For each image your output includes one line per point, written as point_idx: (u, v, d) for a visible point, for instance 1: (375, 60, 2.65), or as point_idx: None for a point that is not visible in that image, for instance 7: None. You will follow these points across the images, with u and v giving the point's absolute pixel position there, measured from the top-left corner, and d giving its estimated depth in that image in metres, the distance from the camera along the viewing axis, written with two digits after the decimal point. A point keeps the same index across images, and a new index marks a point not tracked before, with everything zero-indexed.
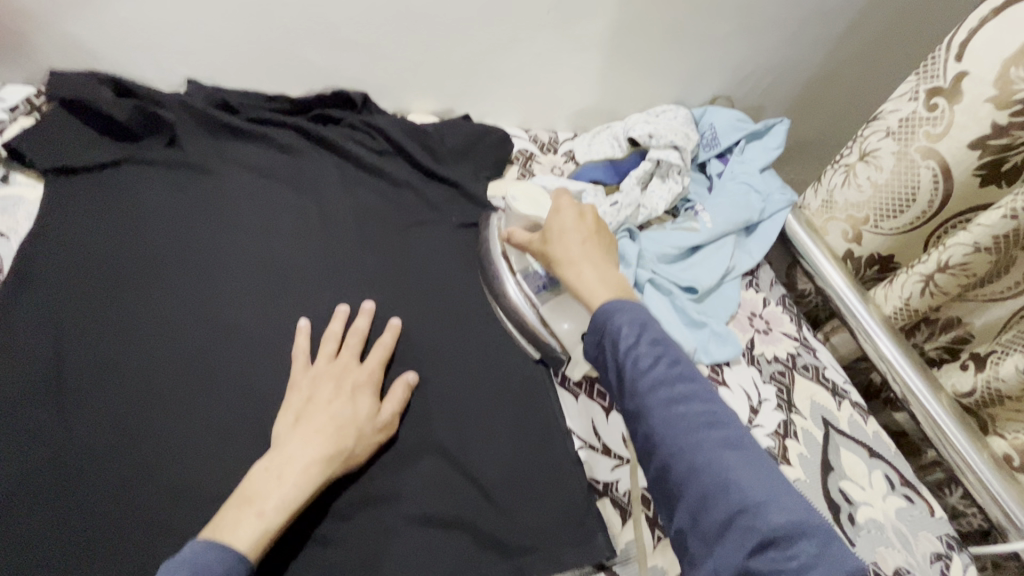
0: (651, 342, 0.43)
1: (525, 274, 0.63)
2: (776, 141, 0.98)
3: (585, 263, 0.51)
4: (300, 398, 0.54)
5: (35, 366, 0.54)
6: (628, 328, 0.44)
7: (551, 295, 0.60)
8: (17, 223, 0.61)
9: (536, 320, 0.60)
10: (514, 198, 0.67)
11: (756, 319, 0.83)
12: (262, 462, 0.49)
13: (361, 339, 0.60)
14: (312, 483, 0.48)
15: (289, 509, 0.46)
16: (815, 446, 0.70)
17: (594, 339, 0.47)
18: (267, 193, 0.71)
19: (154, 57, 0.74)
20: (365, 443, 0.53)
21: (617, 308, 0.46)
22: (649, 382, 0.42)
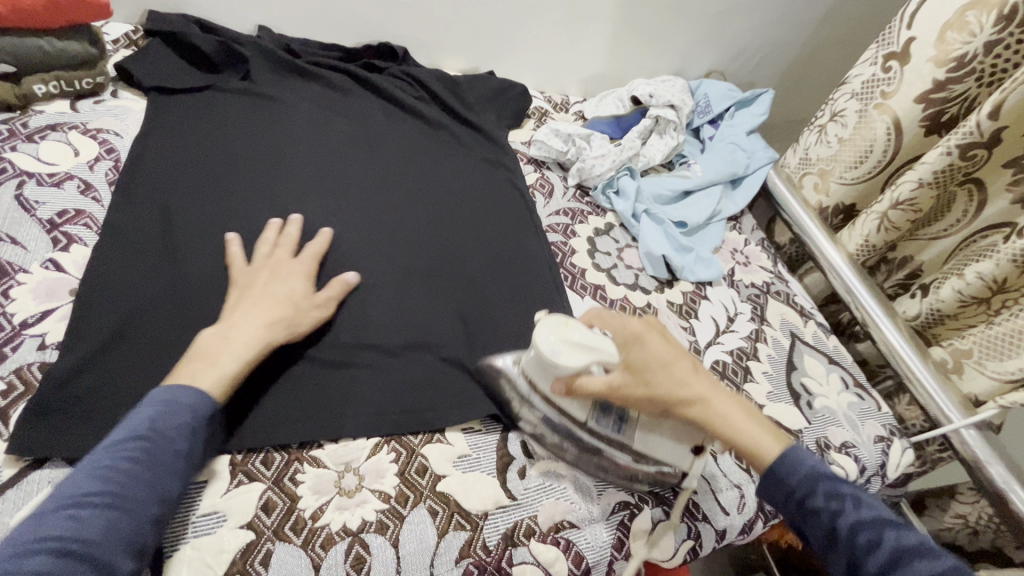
0: (868, 520, 0.48)
1: (593, 418, 0.56)
2: (762, 108, 1.12)
3: (718, 399, 0.55)
4: (238, 285, 0.59)
5: (144, 220, 0.63)
6: (826, 495, 0.50)
7: (633, 430, 0.56)
8: (128, 127, 0.72)
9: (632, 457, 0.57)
10: (554, 348, 0.53)
11: (737, 254, 0.95)
12: (210, 329, 0.55)
13: (295, 240, 0.65)
14: (256, 344, 0.54)
15: (242, 361, 0.53)
16: (782, 350, 0.83)
17: (789, 505, 0.51)
18: (324, 122, 0.84)
19: (231, 6, 0.87)
20: (304, 316, 0.59)
21: (803, 471, 0.51)
22: (878, 556, 0.45)
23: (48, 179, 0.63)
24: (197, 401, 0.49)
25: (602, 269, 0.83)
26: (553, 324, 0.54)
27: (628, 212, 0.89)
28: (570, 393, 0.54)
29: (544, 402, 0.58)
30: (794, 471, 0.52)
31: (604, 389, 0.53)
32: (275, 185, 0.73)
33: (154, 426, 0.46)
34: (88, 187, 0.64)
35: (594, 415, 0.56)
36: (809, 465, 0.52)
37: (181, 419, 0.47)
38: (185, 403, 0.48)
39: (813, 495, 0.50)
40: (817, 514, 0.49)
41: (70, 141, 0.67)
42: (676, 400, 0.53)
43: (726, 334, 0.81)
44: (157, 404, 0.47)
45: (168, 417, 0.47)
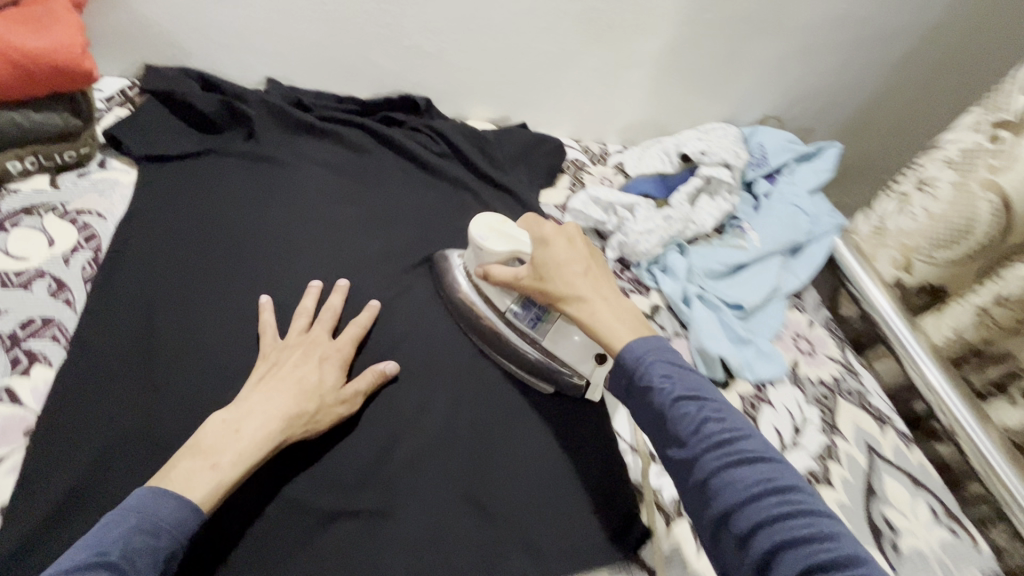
0: (689, 391, 0.45)
1: (513, 310, 0.64)
2: (826, 164, 0.99)
3: (603, 300, 0.54)
4: (266, 363, 0.55)
5: (124, 332, 0.55)
6: (659, 372, 0.47)
7: (546, 324, 0.63)
8: (113, 206, 0.63)
9: (541, 353, 0.63)
10: (482, 236, 0.63)
11: (800, 340, 0.83)
12: (221, 414, 0.50)
13: (334, 315, 0.61)
14: (266, 444, 0.49)
15: (246, 464, 0.47)
16: (858, 470, 0.70)
17: (623, 383, 0.50)
18: (334, 191, 0.75)
19: (237, 57, 0.78)
20: (328, 411, 0.54)
21: (640, 349, 0.49)
22: (688, 425, 0.44)
23: (15, 278, 0.54)
24: (183, 521, 0.42)
25: None
26: (495, 221, 0.64)
27: (677, 295, 0.78)
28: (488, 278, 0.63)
29: (479, 294, 0.66)
30: (641, 350, 0.49)
31: (507, 276, 0.60)
32: (276, 272, 0.64)
33: (128, 552, 0.39)
34: (60, 286, 0.55)
35: (513, 307, 0.64)
36: (648, 345, 0.49)
37: (157, 545, 0.40)
38: (167, 524, 0.41)
39: (644, 373, 0.47)
40: (647, 391, 0.47)
41: (45, 227, 0.59)
42: (557, 295, 0.56)
43: (793, 451, 0.69)
44: (133, 521, 0.40)
45: (142, 539, 0.40)
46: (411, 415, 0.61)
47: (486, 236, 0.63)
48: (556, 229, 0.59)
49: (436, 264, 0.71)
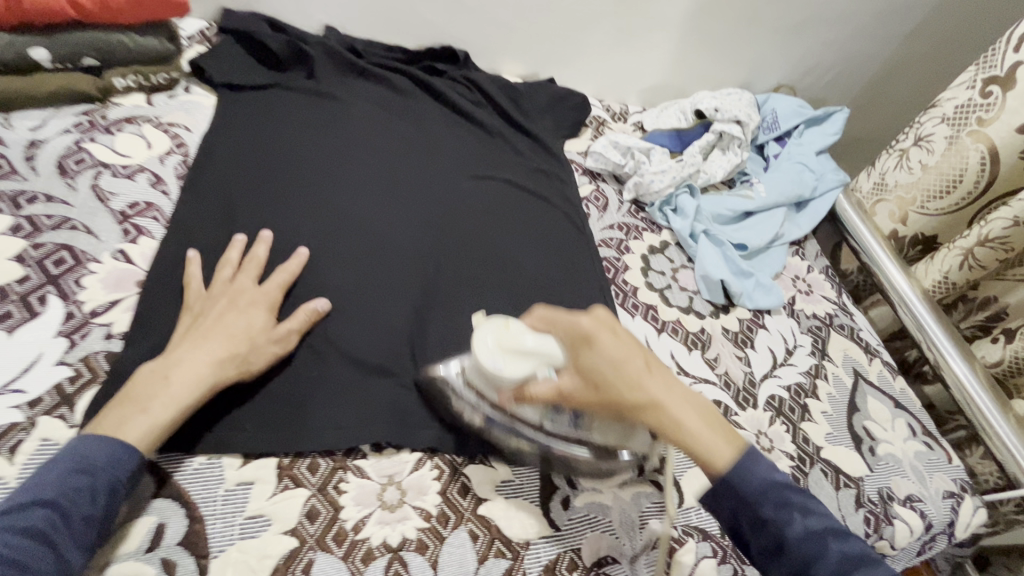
0: (814, 526, 0.44)
1: (550, 418, 0.52)
2: (834, 128, 1.06)
3: (673, 399, 0.48)
4: (191, 313, 0.54)
5: (210, 217, 0.65)
6: (779, 506, 0.45)
7: (589, 422, 0.52)
8: (198, 122, 0.74)
9: (596, 448, 0.54)
10: (494, 361, 0.50)
11: (799, 281, 0.90)
12: (149, 365, 0.49)
13: (259, 265, 0.60)
14: (197, 387, 0.48)
15: (177, 406, 0.47)
16: (843, 389, 0.77)
17: (731, 511, 0.46)
18: (383, 124, 0.84)
19: (301, 6, 0.89)
20: (261, 351, 0.53)
21: (756, 480, 0.46)
22: (826, 570, 0.42)
23: (122, 170, 0.65)
24: (117, 457, 0.43)
25: (655, 288, 0.80)
26: (493, 332, 0.51)
27: (686, 231, 0.85)
28: (520, 397, 0.50)
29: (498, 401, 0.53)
30: (751, 479, 0.46)
31: (553, 394, 0.49)
32: (333, 183, 0.74)
33: (63, 491, 0.41)
34: (159, 180, 0.66)
35: (549, 415, 0.52)
36: (762, 471, 0.47)
37: (96, 483, 0.42)
38: (102, 463, 0.43)
39: (764, 505, 0.45)
40: (767, 525, 0.44)
41: (144, 134, 0.69)
42: (626, 406, 0.47)
43: (784, 367, 0.77)
44: (68, 464, 0.42)
45: (81, 481, 0.42)
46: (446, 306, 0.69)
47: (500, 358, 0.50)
48: (591, 320, 0.48)
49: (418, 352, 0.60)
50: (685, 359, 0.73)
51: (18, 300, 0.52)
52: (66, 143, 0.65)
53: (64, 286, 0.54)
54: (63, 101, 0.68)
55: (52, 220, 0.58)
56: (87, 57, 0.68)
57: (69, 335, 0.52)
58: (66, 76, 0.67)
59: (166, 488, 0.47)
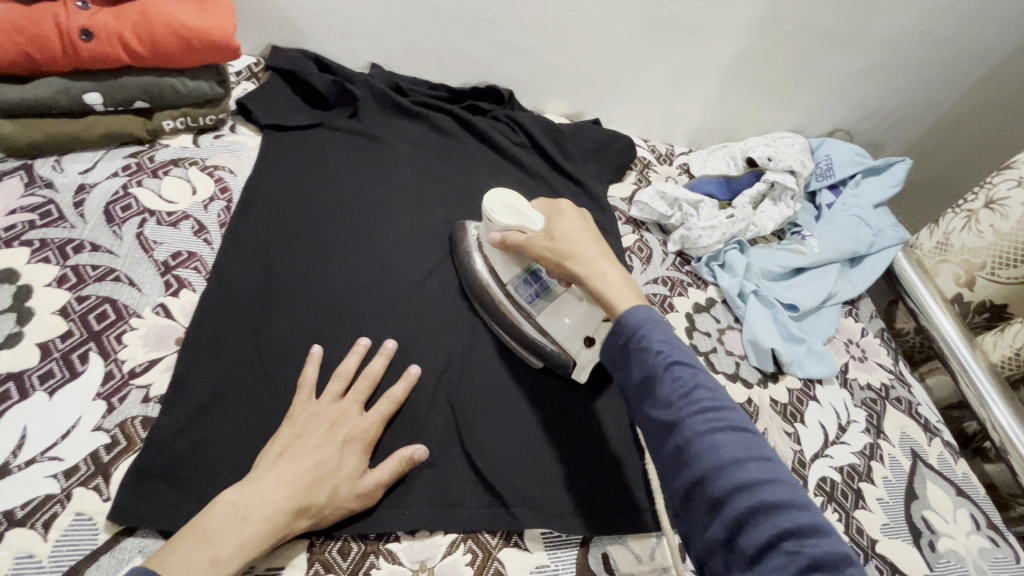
0: (680, 359, 0.48)
1: (516, 284, 0.66)
2: (894, 179, 1.00)
3: (604, 262, 0.57)
4: (290, 432, 0.51)
5: (250, 270, 0.64)
6: (657, 339, 0.49)
7: (543, 302, 0.65)
8: (242, 164, 0.73)
9: (534, 328, 0.64)
10: (494, 208, 0.64)
11: (852, 346, 0.85)
12: (234, 493, 0.46)
13: (370, 385, 0.57)
14: (270, 536, 0.45)
15: (246, 554, 0.43)
16: (901, 473, 0.72)
17: (619, 342, 0.51)
18: (424, 167, 0.82)
19: (348, 45, 0.88)
20: (337, 505, 0.48)
21: (637, 318, 0.51)
22: (677, 389, 0.46)
23: (167, 218, 0.65)
24: None
25: (700, 351, 0.76)
26: (510, 197, 0.65)
27: (734, 290, 0.81)
28: (500, 243, 0.64)
29: (484, 261, 0.69)
30: (639, 316, 0.51)
31: (523, 237, 0.62)
32: (371, 233, 0.73)
33: None
34: (201, 228, 0.65)
35: (518, 279, 0.66)
36: (647, 315, 0.51)
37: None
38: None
39: (643, 338, 0.49)
40: (642, 353, 0.49)
41: (190, 177, 0.69)
42: (566, 257, 0.58)
43: (836, 446, 0.72)
44: None
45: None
46: None
47: (499, 209, 0.64)
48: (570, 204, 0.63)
49: (456, 231, 0.73)
50: None
51: (59, 358, 0.52)
52: (115, 187, 0.65)
53: (104, 342, 0.54)
54: (113, 143, 0.68)
55: (96, 271, 0.58)
56: (137, 101, 0.67)
57: (108, 398, 0.51)
58: (116, 121, 0.67)
59: None
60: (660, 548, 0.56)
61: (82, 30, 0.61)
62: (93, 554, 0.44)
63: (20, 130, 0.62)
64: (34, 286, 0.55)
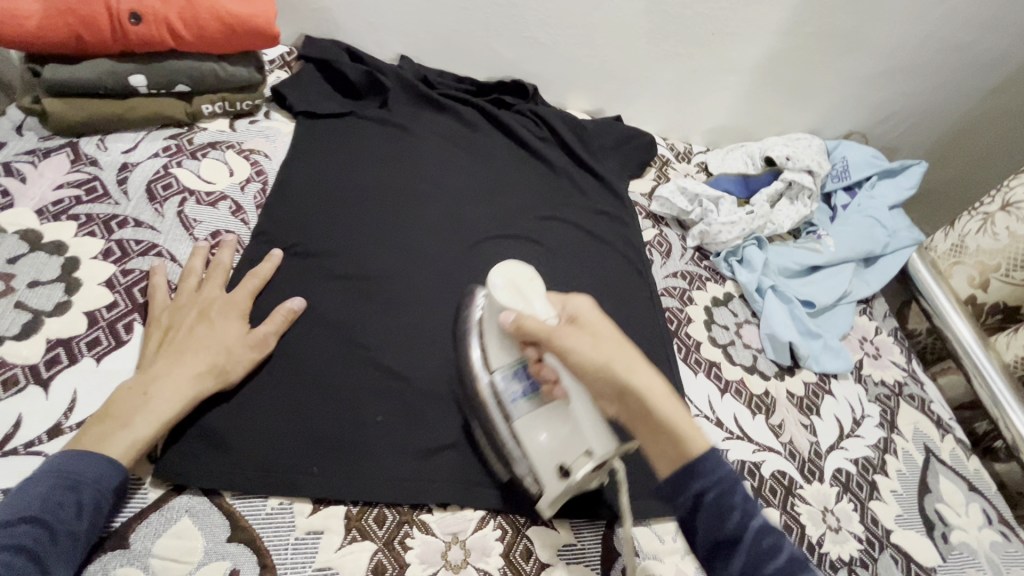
0: (764, 528, 0.44)
1: (504, 379, 0.53)
2: (909, 182, 1.01)
3: (647, 380, 0.47)
4: (163, 326, 0.54)
5: (286, 251, 0.66)
6: (742, 500, 0.44)
7: (527, 407, 0.51)
8: (276, 149, 0.75)
9: (509, 433, 0.53)
10: (497, 283, 0.53)
11: (866, 343, 0.86)
12: (128, 381, 0.49)
13: (225, 272, 0.60)
14: (182, 399, 0.49)
15: (159, 420, 0.47)
16: (914, 467, 0.73)
17: (690, 503, 0.45)
18: (450, 157, 0.84)
19: (378, 36, 0.90)
20: (238, 362, 0.53)
21: (717, 477, 0.44)
22: (772, 559, 0.42)
23: (206, 197, 0.67)
24: (102, 474, 0.44)
25: (718, 344, 0.78)
26: (524, 273, 0.54)
27: (752, 285, 0.82)
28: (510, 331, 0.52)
29: (480, 350, 0.57)
30: (717, 470, 0.45)
31: (544, 327, 0.49)
32: (400, 219, 0.74)
33: (47, 506, 0.41)
34: (239, 209, 0.67)
35: (508, 374, 0.53)
36: (726, 471, 0.45)
37: (81, 499, 0.42)
38: (87, 479, 0.43)
39: (728, 494, 0.44)
40: (726, 520, 0.43)
41: (227, 160, 0.71)
42: (602, 370, 0.47)
43: (851, 439, 0.73)
44: (56, 480, 0.42)
45: (64, 496, 0.42)
46: None
47: (506, 287, 0.53)
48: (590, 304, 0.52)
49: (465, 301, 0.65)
50: (749, 424, 0.70)
51: (106, 327, 0.54)
52: (156, 167, 0.67)
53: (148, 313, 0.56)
54: (153, 124, 0.70)
55: (139, 246, 0.60)
56: (179, 84, 0.69)
57: None
58: (158, 103, 0.69)
59: (239, 531, 0.47)
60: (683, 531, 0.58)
61: (132, 13, 0.63)
62: (144, 511, 0.47)
63: (68, 109, 0.65)
64: (81, 258, 0.57)
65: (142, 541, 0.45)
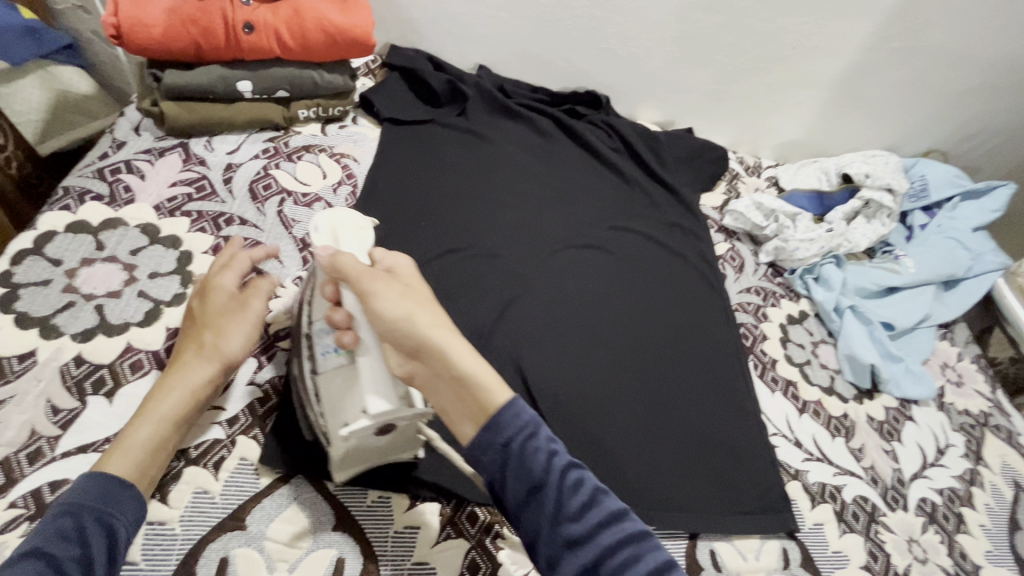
0: (567, 466, 0.44)
1: (317, 332, 0.49)
2: (995, 204, 0.97)
3: (445, 336, 0.45)
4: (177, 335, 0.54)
5: None
6: (547, 438, 0.45)
7: (333, 362, 0.48)
8: (364, 154, 0.78)
9: (312, 388, 0.49)
10: (320, 228, 0.51)
11: (948, 370, 0.83)
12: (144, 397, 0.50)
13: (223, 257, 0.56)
14: (177, 391, 0.48)
15: (154, 419, 0.46)
16: (1003, 501, 0.70)
17: (496, 450, 0.44)
18: (525, 165, 0.85)
19: (459, 46, 0.93)
20: (229, 336, 0.51)
21: (520, 418, 0.44)
22: (579, 498, 0.42)
23: (302, 198, 0.70)
24: (105, 490, 0.42)
25: (795, 362, 0.76)
26: (351, 221, 0.52)
27: (830, 304, 0.80)
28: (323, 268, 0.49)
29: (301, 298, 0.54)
30: (519, 417, 0.44)
31: (357, 267, 0.46)
32: (477, 226, 0.76)
33: (50, 536, 0.39)
34: (332, 210, 0.70)
35: (319, 327, 0.49)
36: (529, 412, 0.45)
37: (83, 521, 0.41)
38: (86, 500, 0.42)
39: (532, 438, 0.44)
40: (530, 461, 0.43)
41: (321, 163, 0.74)
42: (399, 322, 0.44)
43: (935, 469, 0.70)
44: (56, 511, 0.41)
45: (68, 525, 0.40)
46: (585, 362, 0.69)
47: (326, 233, 0.51)
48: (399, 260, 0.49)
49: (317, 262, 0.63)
50: (829, 447, 0.69)
51: None
52: (257, 168, 0.70)
53: None
54: (254, 128, 0.74)
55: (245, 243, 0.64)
56: (280, 90, 0.73)
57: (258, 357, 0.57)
58: (260, 107, 0.73)
59: (343, 520, 0.50)
60: (764, 550, 0.59)
61: (246, 24, 0.67)
62: (256, 497, 0.49)
63: (183, 113, 0.69)
64: (193, 253, 0.61)
65: (255, 524, 0.48)
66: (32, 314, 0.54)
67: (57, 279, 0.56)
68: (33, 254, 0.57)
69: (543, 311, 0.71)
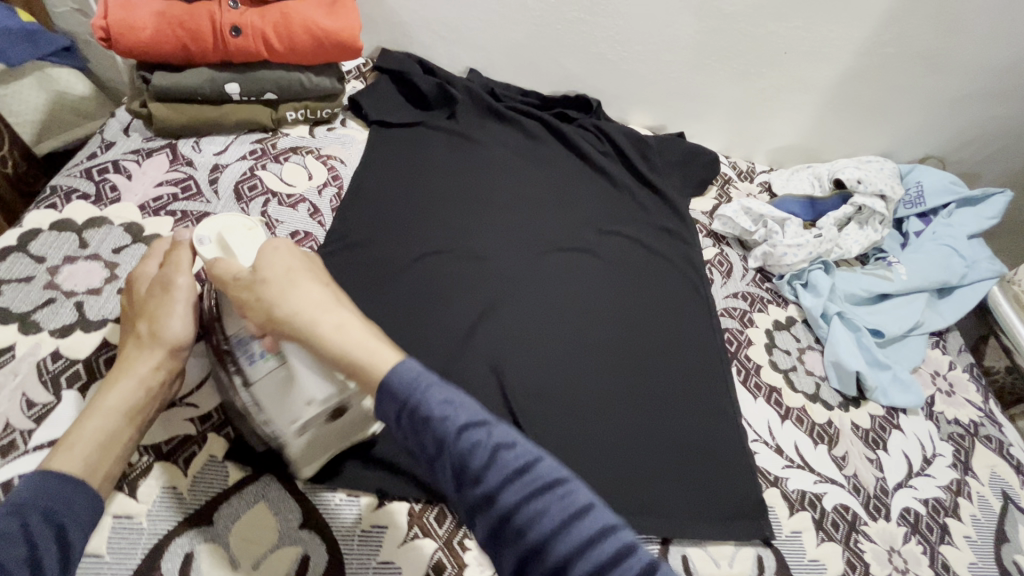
0: (463, 426, 0.39)
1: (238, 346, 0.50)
2: (992, 211, 0.96)
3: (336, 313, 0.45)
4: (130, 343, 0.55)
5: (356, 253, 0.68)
6: (438, 400, 0.40)
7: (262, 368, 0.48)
8: (350, 156, 0.79)
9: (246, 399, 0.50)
10: (204, 238, 0.50)
11: (939, 379, 0.82)
12: None
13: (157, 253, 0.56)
14: (117, 384, 0.48)
15: (99, 413, 0.46)
16: (991, 513, 0.69)
17: (389, 415, 0.41)
18: (512, 167, 0.86)
19: (451, 50, 0.94)
20: (161, 318, 0.51)
21: (406, 379, 0.41)
22: (478, 458, 0.38)
23: (286, 199, 0.71)
24: (47, 488, 0.41)
25: (779, 368, 0.75)
26: (238, 223, 0.51)
27: (817, 310, 0.80)
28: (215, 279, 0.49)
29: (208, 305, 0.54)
30: (406, 375, 0.41)
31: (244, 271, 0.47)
32: (462, 228, 0.77)
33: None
34: (316, 211, 0.72)
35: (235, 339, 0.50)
36: (416, 369, 0.42)
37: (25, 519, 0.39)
38: (27, 498, 0.40)
39: (419, 408, 0.40)
40: (425, 424, 0.39)
41: (307, 164, 0.75)
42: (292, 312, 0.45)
43: (921, 478, 0.69)
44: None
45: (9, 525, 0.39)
46: (564, 365, 0.69)
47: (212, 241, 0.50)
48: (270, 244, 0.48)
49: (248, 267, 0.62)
50: (811, 454, 0.68)
51: None
52: (243, 169, 0.71)
53: None
54: (242, 130, 0.75)
55: None
56: (268, 92, 0.74)
57: None
58: (248, 109, 0.74)
59: (310, 517, 0.50)
60: (739, 557, 0.58)
61: (233, 27, 0.68)
62: (223, 494, 0.50)
63: (171, 115, 0.70)
64: None
65: (221, 520, 0.48)
66: (13, 310, 0.55)
67: (39, 276, 0.57)
68: (17, 252, 0.59)
69: (524, 314, 0.71)
